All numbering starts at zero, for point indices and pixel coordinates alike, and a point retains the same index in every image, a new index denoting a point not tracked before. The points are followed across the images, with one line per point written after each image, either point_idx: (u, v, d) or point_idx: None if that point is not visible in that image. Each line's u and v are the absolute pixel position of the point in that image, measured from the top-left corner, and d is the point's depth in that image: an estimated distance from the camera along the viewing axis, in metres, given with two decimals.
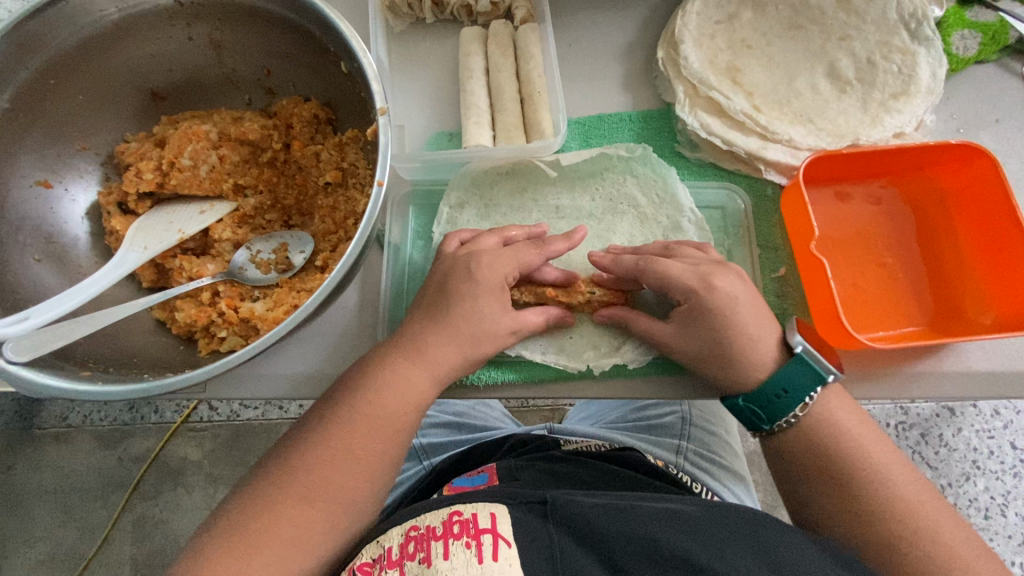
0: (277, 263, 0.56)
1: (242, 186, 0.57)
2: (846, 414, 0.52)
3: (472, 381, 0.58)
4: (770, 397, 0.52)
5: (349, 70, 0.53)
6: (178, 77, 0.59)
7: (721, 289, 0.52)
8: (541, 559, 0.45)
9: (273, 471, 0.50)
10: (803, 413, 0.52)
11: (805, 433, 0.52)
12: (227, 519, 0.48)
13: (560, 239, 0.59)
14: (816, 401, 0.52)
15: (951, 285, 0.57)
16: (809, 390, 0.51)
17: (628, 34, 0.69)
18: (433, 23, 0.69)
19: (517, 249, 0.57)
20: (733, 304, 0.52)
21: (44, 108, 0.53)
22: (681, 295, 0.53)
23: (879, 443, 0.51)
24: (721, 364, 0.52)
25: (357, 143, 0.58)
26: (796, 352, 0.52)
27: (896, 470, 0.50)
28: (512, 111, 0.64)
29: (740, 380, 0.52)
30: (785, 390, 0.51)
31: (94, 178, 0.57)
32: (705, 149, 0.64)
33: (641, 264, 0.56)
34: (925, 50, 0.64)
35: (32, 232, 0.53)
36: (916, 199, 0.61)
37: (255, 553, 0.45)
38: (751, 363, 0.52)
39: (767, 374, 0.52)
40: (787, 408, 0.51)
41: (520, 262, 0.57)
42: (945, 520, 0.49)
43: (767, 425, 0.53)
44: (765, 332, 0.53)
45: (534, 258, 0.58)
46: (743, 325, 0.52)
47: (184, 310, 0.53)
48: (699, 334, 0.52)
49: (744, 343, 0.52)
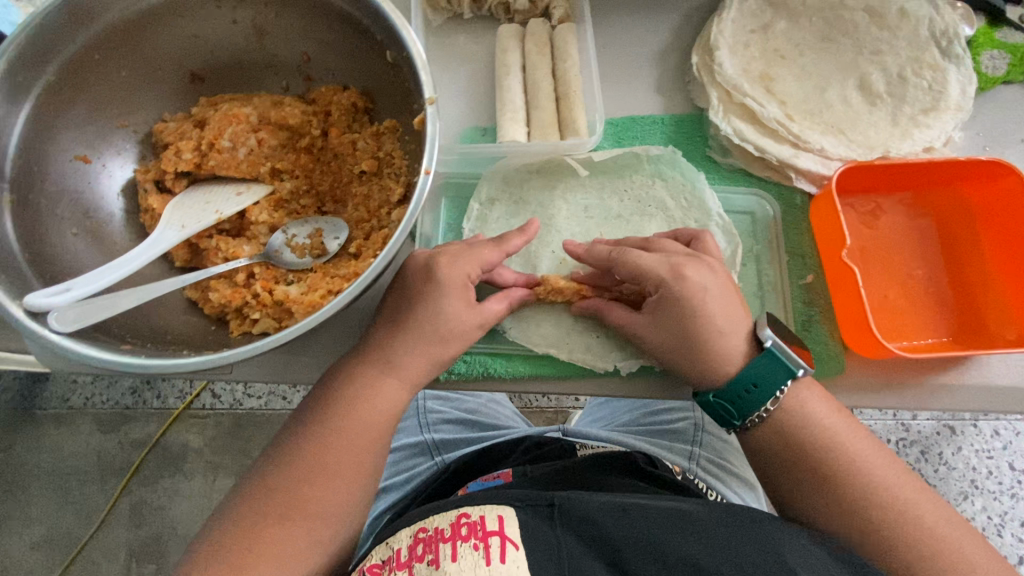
0: (312, 249, 0.56)
1: (279, 170, 0.58)
2: (822, 408, 0.53)
3: (501, 373, 0.59)
4: (740, 391, 0.52)
5: (394, 59, 0.53)
6: (219, 59, 0.59)
7: (690, 279, 0.53)
8: (550, 560, 0.47)
9: (277, 462, 0.51)
10: (773, 408, 0.53)
11: (786, 428, 0.53)
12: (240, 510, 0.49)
13: (516, 234, 0.59)
14: (788, 395, 0.53)
15: (975, 298, 0.58)
16: (778, 385, 0.52)
17: (663, 38, 0.69)
18: (471, 18, 0.69)
19: (477, 248, 0.56)
20: (702, 295, 0.53)
21: (87, 84, 0.53)
22: (652, 286, 0.54)
23: (857, 432, 0.53)
24: (694, 357, 0.53)
25: (393, 134, 0.59)
26: (766, 346, 0.53)
27: (877, 465, 0.51)
28: (548, 109, 0.64)
29: (712, 374, 0.53)
30: (754, 385, 0.52)
31: (131, 155, 0.58)
32: (736, 155, 0.64)
33: (614, 256, 0.57)
34: (955, 67, 0.65)
35: (70, 205, 0.53)
36: (943, 215, 0.62)
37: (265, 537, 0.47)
38: (724, 357, 0.52)
39: (736, 368, 0.53)
40: (756, 403, 0.52)
41: (481, 262, 0.56)
42: (946, 522, 0.49)
43: (738, 421, 0.54)
44: (735, 326, 0.53)
45: (491, 254, 0.56)
46: (713, 316, 0.52)
47: (218, 291, 0.53)
48: (671, 327, 0.53)
49: (713, 336, 0.52)
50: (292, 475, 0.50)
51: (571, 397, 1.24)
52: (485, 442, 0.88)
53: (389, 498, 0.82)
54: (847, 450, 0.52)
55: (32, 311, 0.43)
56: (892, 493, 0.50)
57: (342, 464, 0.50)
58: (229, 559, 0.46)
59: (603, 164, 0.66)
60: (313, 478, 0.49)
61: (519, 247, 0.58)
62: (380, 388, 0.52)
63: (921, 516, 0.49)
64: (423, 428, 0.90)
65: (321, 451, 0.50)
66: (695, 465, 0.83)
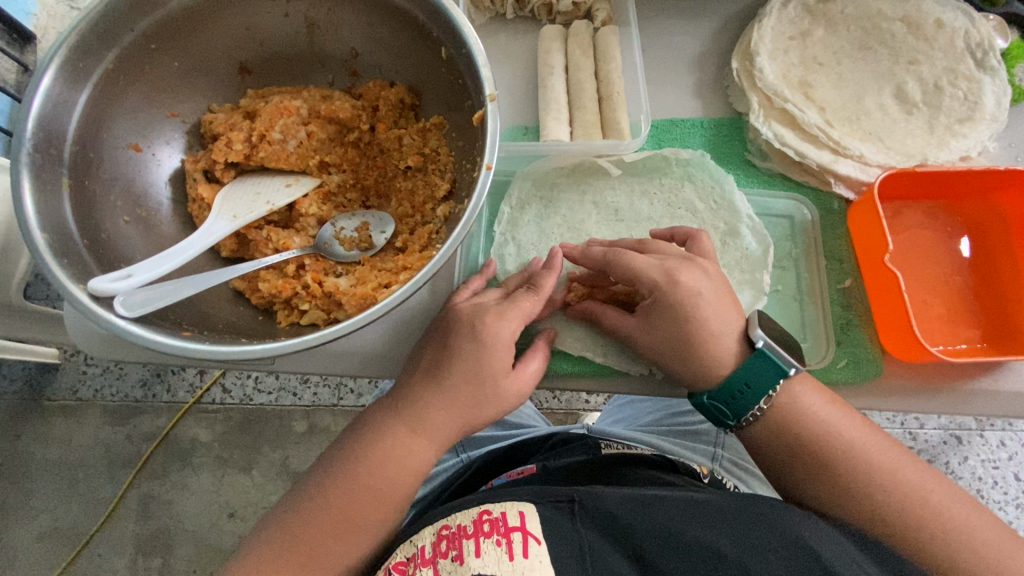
0: (360, 242, 0.57)
1: (327, 163, 0.58)
2: (815, 399, 0.53)
3: (543, 370, 0.60)
4: (733, 392, 0.53)
5: (449, 56, 0.53)
6: (268, 52, 0.60)
7: (683, 282, 0.53)
8: (572, 557, 0.47)
9: (310, 485, 0.53)
10: (766, 407, 0.53)
11: (786, 423, 0.53)
12: (284, 518, 0.52)
13: (547, 273, 0.56)
14: (780, 393, 0.53)
15: (1010, 305, 0.59)
16: (771, 386, 0.52)
17: (701, 42, 0.70)
18: (513, 18, 0.70)
19: (514, 302, 0.54)
20: (697, 298, 0.53)
21: (142, 71, 0.53)
22: (647, 290, 0.54)
23: (850, 419, 0.53)
24: (687, 359, 0.53)
25: (439, 130, 0.59)
26: (757, 346, 0.53)
27: (875, 451, 0.51)
28: (591, 109, 0.65)
29: (707, 376, 0.53)
30: (746, 385, 0.52)
31: (180, 145, 0.58)
32: (775, 159, 0.65)
33: (608, 257, 0.56)
34: (990, 79, 0.66)
35: (122, 192, 0.53)
36: (978, 223, 0.62)
37: (300, 548, 0.49)
38: (717, 359, 0.53)
39: (729, 370, 0.53)
40: (749, 403, 0.53)
41: (524, 317, 0.54)
42: (967, 516, 0.49)
43: (733, 420, 0.54)
44: (728, 328, 0.53)
45: (532, 306, 0.54)
46: (708, 320, 0.52)
47: (268, 281, 0.53)
48: (666, 330, 0.53)
49: (708, 339, 0.52)
50: (320, 493, 0.52)
51: (582, 399, 1.25)
52: (509, 439, 0.88)
53: (418, 494, 0.84)
54: (860, 448, 0.51)
55: (95, 295, 0.43)
56: (913, 492, 0.49)
57: (365, 466, 0.51)
58: (272, 560, 0.49)
59: (632, 166, 0.65)
60: (337, 485, 0.51)
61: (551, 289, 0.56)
62: (422, 395, 0.52)
63: (940, 515, 0.49)
64: None
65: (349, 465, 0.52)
66: (719, 466, 0.84)
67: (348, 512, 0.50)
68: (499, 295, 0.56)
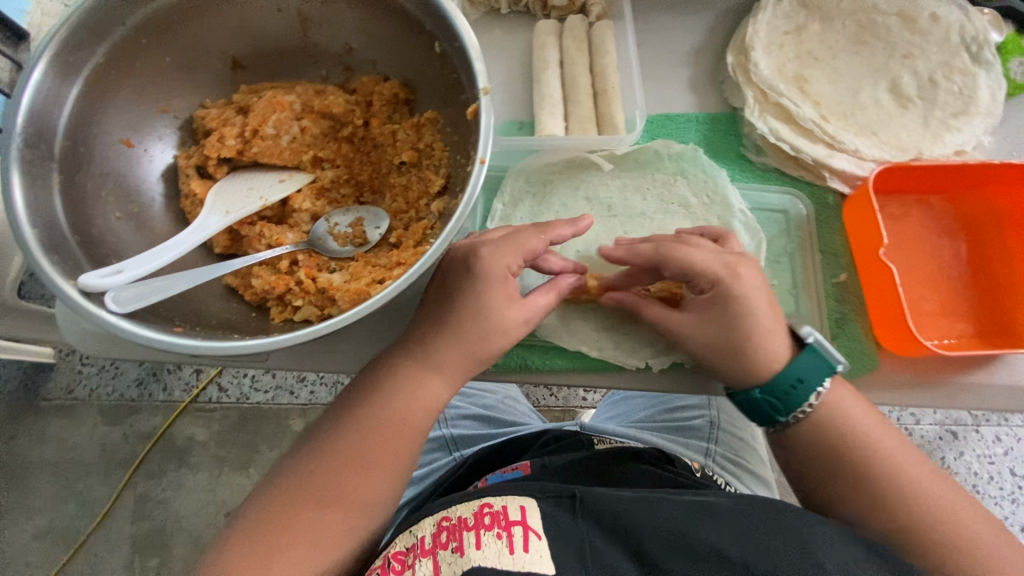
0: (354, 237, 0.57)
1: (321, 158, 0.58)
2: (853, 405, 0.54)
3: (537, 365, 0.59)
4: (786, 387, 0.53)
5: (443, 50, 0.53)
6: (261, 47, 0.59)
7: (745, 277, 0.53)
8: (572, 550, 0.47)
9: (324, 427, 0.54)
10: (816, 403, 0.53)
11: (822, 422, 0.53)
12: (253, 520, 0.49)
13: (565, 224, 0.58)
14: (827, 392, 0.53)
15: (1003, 300, 0.59)
16: (821, 380, 0.52)
17: (697, 37, 0.70)
18: (508, 13, 0.70)
19: (520, 237, 0.56)
20: (756, 293, 0.53)
21: (133, 66, 0.53)
22: (707, 284, 0.53)
23: (884, 427, 0.53)
24: (740, 357, 0.53)
25: (434, 125, 0.59)
26: (808, 342, 0.53)
27: (905, 461, 0.52)
28: (586, 104, 0.65)
29: (757, 372, 0.53)
30: (799, 380, 0.52)
31: (171, 141, 0.58)
32: (770, 154, 0.65)
33: (663, 251, 0.55)
34: (985, 73, 0.66)
35: (114, 188, 0.53)
36: (972, 217, 0.62)
37: (276, 553, 0.47)
38: (772, 356, 0.53)
39: (780, 367, 0.53)
40: (799, 401, 0.53)
41: (524, 251, 0.54)
42: (951, 495, 0.51)
43: (783, 417, 0.54)
44: (778, 324, 0.53)
45: (535, 242, 0.55)
46: (763, 316, 0.52)
47: (261, 277, 0.53)
48: (722, 324, 0.53)
49: (762, 334, 0.52)
50: (336, 437, 0.52)
51: (579, 396, 1.25)
52: (503, 437, 0.88)
53: (408, 493, 0.83)
54: (888, 455, 0.52)
55: (85, 291, 0.43)
56: (901, 468, 0.51)
57: (380, 410, 0.52)
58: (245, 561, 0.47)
59: (624, 160, 0.66)
60: (354, 429, 0.52)
61: (565, 237, 0.57)
62: (397, 390, 0.53)
63: (925, 487, 0.51)
64: (441, 423, 0.91)
65: (364, 407, 0.53)
66: (712, 462, 0.85)
67: (363, 454, 0.51)
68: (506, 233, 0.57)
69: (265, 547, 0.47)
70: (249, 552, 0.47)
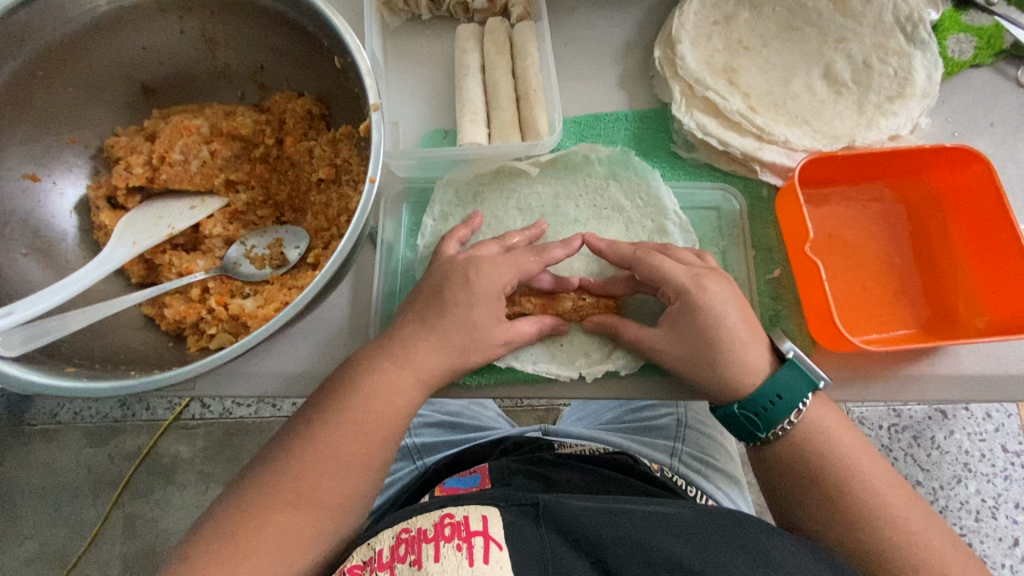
0: (272, 259, 0.56)
1: (234, 181, 0.57)
2: (837, 423, 0.52)
3: (465, 379, 0.57)
4: (764, 403, 0.51)
5: (342, 65, 0.52)
6: (170, 70, 0.58)
7: (712, 290, 0.52)
8: (533, 561, 0.46)
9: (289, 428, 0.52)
10: (796, 420, 0.51)
11: (807, 440, 0.51)
12: (216, 525, 0.47)
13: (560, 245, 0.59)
14: (808, 409, 0.52)
15: (945, 288, 0.58)
16: (801, 398, 0.51)
17: (626, 32, 0.68)
18: (430, 19, 0.68)
19: (516, 257, 0.56)
20: (725, 305, 0.52)
21: (31, 101, 0.52)
22: (673, 293, 0.53)
23: (872, 450, 0.52)
24: (717, 370, 0.51)
25: (350, 139, 0.57)
26: (787, 356, 0.52)
27: (889, 485, 0.50)
28: (508, 109, 0.64)
29: (741, 386, 0.52)
30: (778, 396, 0.51)
31: (83, 172, 0.56)
32: (701, 150, 0.63)
33: (637, 256, 0.57)
34: (921, 53, 0.64)
35: (19, 225, 0.52)
36: (911, 202, 0.61)
37: (241, 561, 0.45)
38: (749, 368, 0.51)
39: (761, 380, 0.52)
40: (779, 415, 0.51)
41: (517, 262, 0.56)
42: (910, 508, 0.49)
43: (762, 434, 0.52)
44: (757, 337, 0.52)
45: (533, 264, 0.57)
46: (735, 327, 0.51)
47: (172, 307, 0.52)
48: (693, 338, 0.52)
49: (735, 347, 0.51)
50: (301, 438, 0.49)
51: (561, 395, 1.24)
52: (464, 445, 0.88)
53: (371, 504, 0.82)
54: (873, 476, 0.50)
55: None
56: (862, 473, 0.50)
57: (345, 410, 0.50)
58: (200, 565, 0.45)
59: (553, 164, 0.65)
60: (321, 429, 0.49)
61: (560, 259, 0.58)
62: (365, 393, 0.50)
63: (886, 495, 0.49)
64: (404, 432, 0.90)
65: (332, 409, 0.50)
66: (678, 462, 0.83)
67: (327, 458, 0.49)
68: (499, 247, 0.58)
69: (230, 551, 0.45)
70: (212, 557, 0.45)
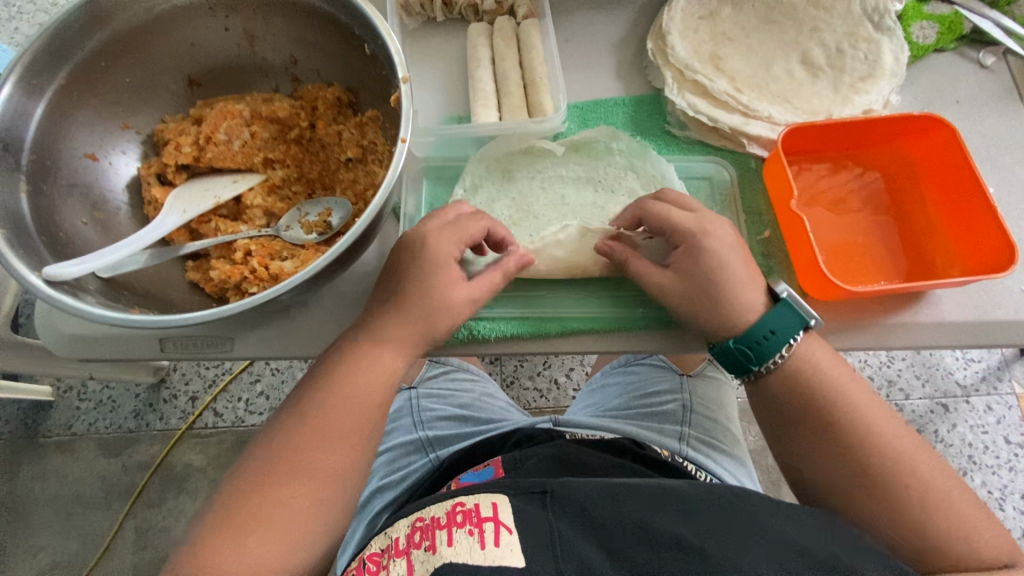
0: (318, 227, 0.60)
1: (271, 159, 0.63)
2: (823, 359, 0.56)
3: (485, 334, 0.61)
4: (759, 337, 0.55)
5: (372, 51, 0.59)
6: (213, 65, 0.65)
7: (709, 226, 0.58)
8: (541, 543, 0.50)
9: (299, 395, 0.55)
10: (787, 354, 0.55)
11: (793, 371, 0.55)
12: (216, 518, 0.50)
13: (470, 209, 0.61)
14: (799, 345, 0.55)
15: (923, 244, 0.63)
16: (793, 333, 0.55)
17: (621, 28, 0.75)
18: (444, 21, 0.76)
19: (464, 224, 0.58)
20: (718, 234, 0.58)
21: (94, 88, 0.58)
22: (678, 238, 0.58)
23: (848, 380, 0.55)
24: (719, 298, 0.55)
25: (375, 123, 0.63)
26: (781, 296, 0.56)
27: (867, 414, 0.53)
28: (516, 95, 0.70)
29: (722, 281, 0.56)
30: (771, 331, 0.55)
31: (135, 154, 0.62)
32: (693, 128, 0.70)
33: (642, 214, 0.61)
34: (887, 39, 0.71)
35: (80, 198, 0.57)
36: (887, 169, 0.66)
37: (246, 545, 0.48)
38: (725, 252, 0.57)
39: (755, 317, 0.55)
40: (771, 350, 0.55)
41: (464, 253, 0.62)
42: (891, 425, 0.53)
43: (755, 366, 0.56)
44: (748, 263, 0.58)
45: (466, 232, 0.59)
46: (724, 244, 0.57)
47: (219, 268, 0.57)
48: (696, 268, 0.56)
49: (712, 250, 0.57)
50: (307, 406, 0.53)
51: (568, 394, 1.27)
52: (476, 436, 0.89)
53: (386, 496, 0.84)
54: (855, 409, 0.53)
55: (49, 281, 0.49)
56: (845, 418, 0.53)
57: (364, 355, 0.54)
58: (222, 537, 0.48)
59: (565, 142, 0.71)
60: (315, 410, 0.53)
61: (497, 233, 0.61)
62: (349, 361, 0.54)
63: (867, 415, 0.53)
64: (418, 425, 0.92)
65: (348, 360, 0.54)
66: (686, 445, 0.85)
67: (330, 430, 0.53)
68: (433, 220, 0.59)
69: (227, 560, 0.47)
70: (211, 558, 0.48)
